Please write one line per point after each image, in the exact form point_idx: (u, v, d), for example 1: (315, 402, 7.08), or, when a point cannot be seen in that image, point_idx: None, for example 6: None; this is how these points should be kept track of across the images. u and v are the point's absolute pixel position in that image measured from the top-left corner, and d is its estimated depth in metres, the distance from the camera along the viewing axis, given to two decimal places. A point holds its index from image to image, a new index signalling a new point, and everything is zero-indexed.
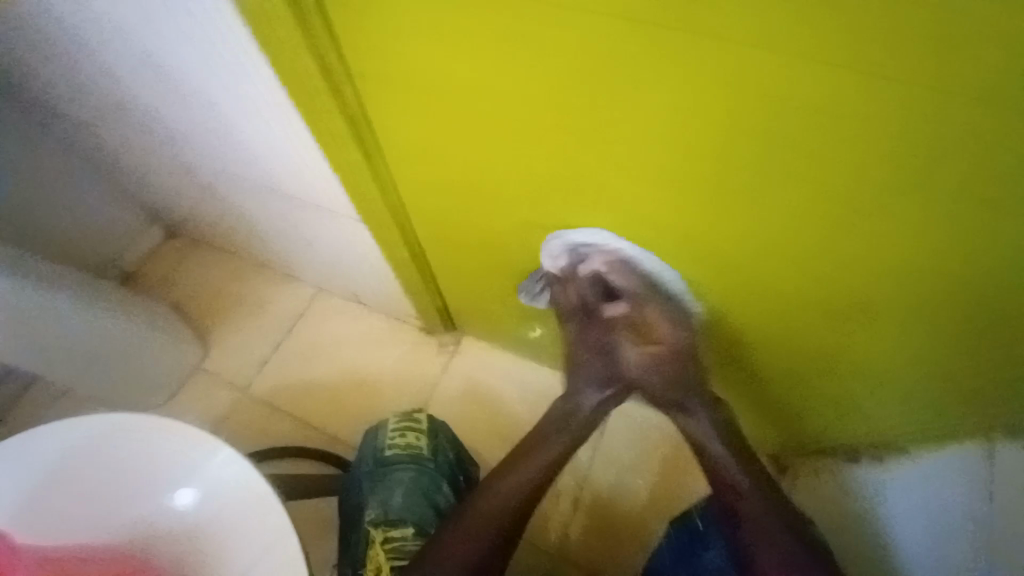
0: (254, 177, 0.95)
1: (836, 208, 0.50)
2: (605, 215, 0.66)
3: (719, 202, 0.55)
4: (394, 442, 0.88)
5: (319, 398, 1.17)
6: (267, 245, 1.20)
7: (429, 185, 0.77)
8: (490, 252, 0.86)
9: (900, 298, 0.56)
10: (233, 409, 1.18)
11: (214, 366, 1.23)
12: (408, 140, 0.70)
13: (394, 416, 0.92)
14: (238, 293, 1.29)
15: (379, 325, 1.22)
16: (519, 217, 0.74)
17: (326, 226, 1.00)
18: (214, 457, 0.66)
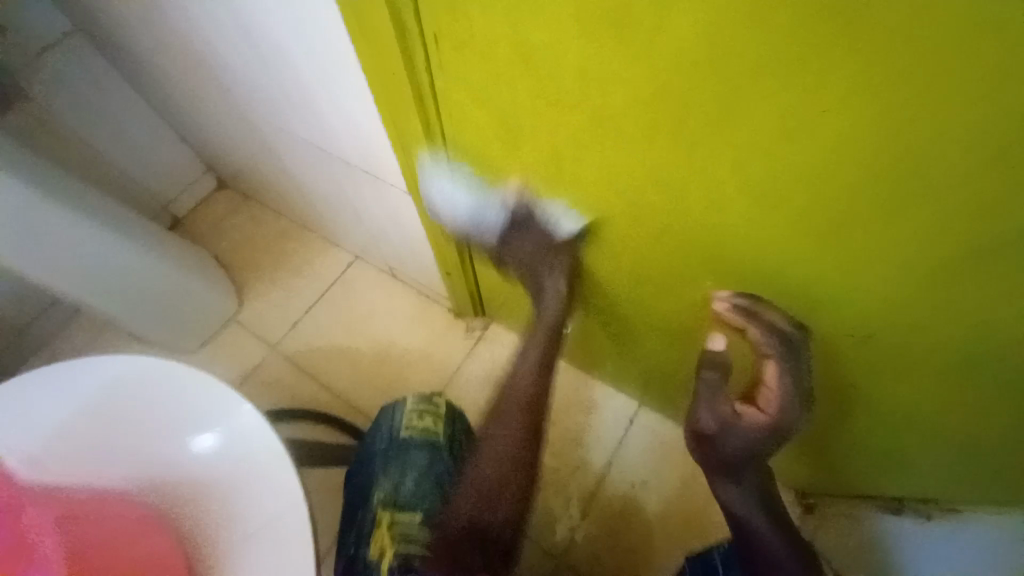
0: (315, 150, 0.95)
1: (835, 223, 0.51)
2: (658, 227, 0.66)
3: (775, 236, 0.57)
4: (411, 424, 0.83)
5: (345, 366, 1.18)
6: (314, 210, 1.20)
7: (489, 174, 0.76)
8: None
9: (900, 309, 0.55)
10: (260, 365, 1.20)
11: (248, 319, 1.25)
12: (479, 124, 0.68)
13: (412, 397, 0.86)
14: (281, 248, 1.31)
15: (411, 299, 1.23)
16: (582, 221, 0.73)
17: (377, 204, 0.99)
18: (233, 416, 0.63)
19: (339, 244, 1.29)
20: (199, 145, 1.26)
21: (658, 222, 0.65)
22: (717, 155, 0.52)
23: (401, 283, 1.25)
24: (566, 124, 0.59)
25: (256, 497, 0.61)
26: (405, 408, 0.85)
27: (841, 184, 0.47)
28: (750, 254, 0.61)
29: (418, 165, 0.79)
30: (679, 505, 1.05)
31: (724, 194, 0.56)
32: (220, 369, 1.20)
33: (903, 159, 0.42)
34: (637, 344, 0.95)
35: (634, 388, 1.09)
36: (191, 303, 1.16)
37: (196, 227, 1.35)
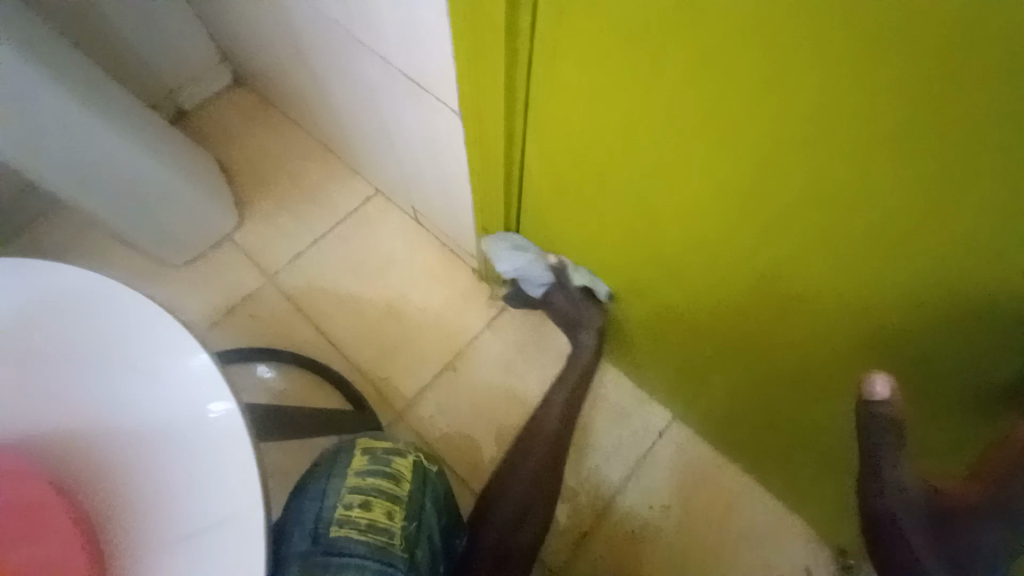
0: (349, 43, 0.75)
1: (839, 196, 0.43)
2: (722, 235, 0.56)
3: (833, 279, 0.50)
4: (350, 515, 0.58)
5: (347, 314, 1.04)
6: (337, 128, 1.04)
7: (569, 121, 0.59)
8: (612, 228, 0.69)
9: (984, 269, 0.40)
10: (253, 295, 1.05)
11: (245, 241, 1.10)
12: (574, 49, 0.51)
13: (363, 461, 0.61)
14: (296, 168, 1.14)
15: (432, 251, 1.07)
16: (669, 197, 0.57)
17: (413, 132, 0.81)
18: (182, 375, 0.49)
19: (361, 173, 1.12)
20: (219, 30, 1.08)
21: (711, 225, 0.56)
22: (779, 180, 0.46)
23: (424, 230, 1.09)
24: (670, 71, 0.45)
25: (207, 486, 0.46)
26: (346, 483, 0.60)
27: (909, 219, 0.41)
28: (802, 295, 0.55)
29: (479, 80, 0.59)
30: (700, 543, 0.90)
31: (778, 231, 0.51)
32: (207, 292, 1.06)
33: (977, 181, 0.36)
34: (654, 353, 0.86)
35: (672, 398, 0.93)
36: (189, 213, 1.01)
37: (204, 126, 1.18)
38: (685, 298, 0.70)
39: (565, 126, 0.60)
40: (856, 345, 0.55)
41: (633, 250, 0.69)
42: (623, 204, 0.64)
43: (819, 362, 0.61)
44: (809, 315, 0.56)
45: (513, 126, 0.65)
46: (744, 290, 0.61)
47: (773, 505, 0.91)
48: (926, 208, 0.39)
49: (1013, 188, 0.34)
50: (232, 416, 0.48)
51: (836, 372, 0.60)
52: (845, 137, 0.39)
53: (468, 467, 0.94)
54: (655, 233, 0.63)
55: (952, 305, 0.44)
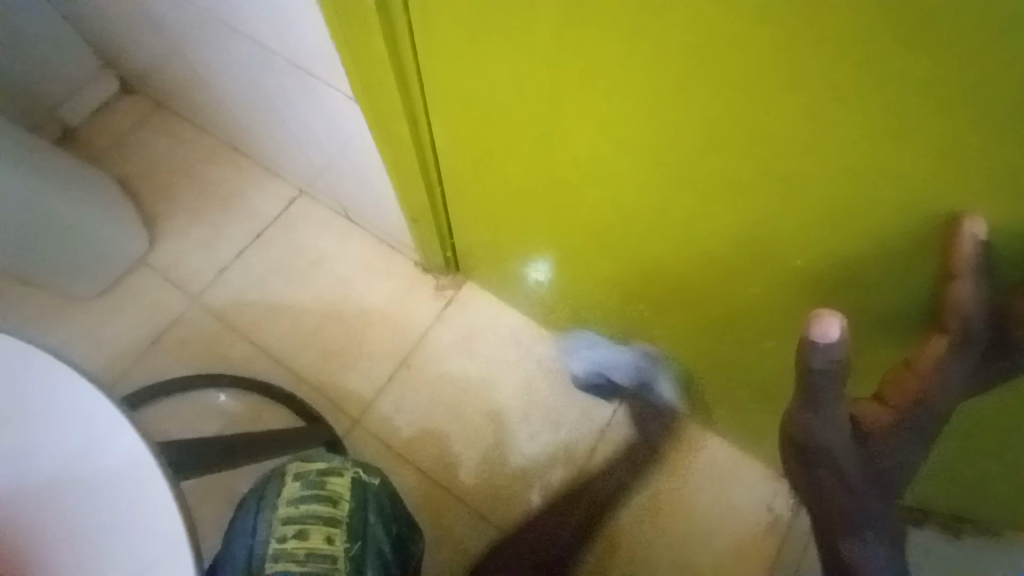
0: (231, 32, 0.69)
1: (754, 136, 0.42)
2: (642, 198, 0.56)
3: (809, 237, 0.48)
4: (286, 548, 0.55)
5: (285, 324, 0.98)
6: (244, 128, 0.97)
7: (471, 95, 0.56)
8: (537, 206, 0.67)
9: (895, 200, 0.41)
10: (179, 318, 0.99)
11: (162, 262, 1.02)
12: (460, 16, 0.49)
13: (294, 488, 0.59)
14: (207, 176, 1.07)
15: (366, 248, 1.03)
16: (584, 164, 0.56)
17: (318, 124, 0.77)
18: (80, 420, 0.44)
19: (280, 174, 1.06)
20: (95, 33, 0.98)
21: (631, 189, 0.55)
22: (754, 137, 0.43)
23: (355, 227, 1.04)
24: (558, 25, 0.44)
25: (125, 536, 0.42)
26: (277, 515, 0.57)
27: (896, 167, 0.39)
28: (722, 246, 0.55)
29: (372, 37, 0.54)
30: (669, 500, 0.91)
31: (693, 183, 0.50)
32: (128, 321, 0.98)
33: (888, 107, 0.36)
34: (603, 322, 0.85)
35: (627, 363, 0.92)
36: (93, 238, 0.92)
37: (96, 141, 1.09)
38: (616, 265, 0.69)
39: (466, 85, 0.56)
40: (780, 287, 0.56)
41: (560, 223, 0.68)
42: (541, 179, 0.62)
43: (744, 309, 0.62)
44: (732, 263, 0.57)
45: (418, 108, 0.63)
46: (669, 249, 0.60)
47: (734, 452, 0.93)
48: (840, 142, 0.39)
49: (922, 109, 0.35)
50: (140, 455, 0.43)
51: (760, 315, 0.62)
52: (831, 81, 0.36)
53: (433, 462, 0.92)
54: (578, 203, 0.62)
55: (864, 240, 0.45)
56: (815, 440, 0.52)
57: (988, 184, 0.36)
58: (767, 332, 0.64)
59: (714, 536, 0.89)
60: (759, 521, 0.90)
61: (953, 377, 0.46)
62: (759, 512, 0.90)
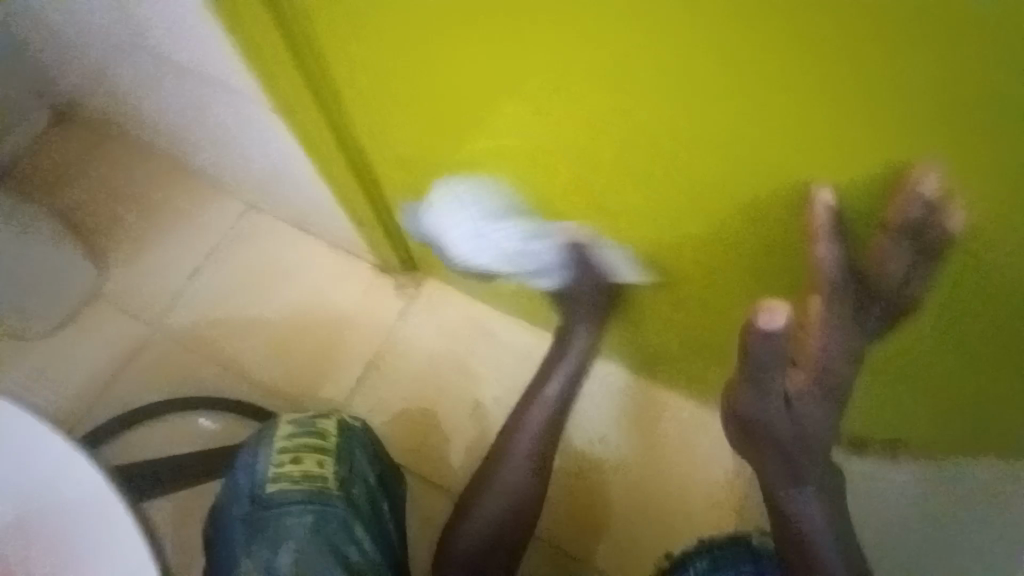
0: (154, 53, 0.70)
1: (628, 99, 0.45)
2: (562, 178, 0.58)
3: (732, 212, 0.51)
4: (282, 471, 0.60)
5: (249, 338, 0.99)
6: (183, 146, 0.96)
7: (384, 88, 0.59)
8: (465, 194, 0.70)
9: (758, 154, 0.44)
10: (140, 345, 0.98)
11: (116, 291, 1.01)
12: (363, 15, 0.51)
13: (288, 423, 0.63)
14: (151, 200, 1.06)
15: (323, 254, 1.03)
16: (505, 149, 0.58)
17: (252, 136, 0.78)
18: (46, 467, 0.48)
19: (227, 190, 1.05)
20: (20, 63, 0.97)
21: (549, 169, 0.58)
22: (647, 124, 0.47)
23: (309, 234, 1.04)
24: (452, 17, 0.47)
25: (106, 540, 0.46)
26: (273, 443, 0.61)
27: (781, 140, 0.42)
28: (624, 210, 0.59)
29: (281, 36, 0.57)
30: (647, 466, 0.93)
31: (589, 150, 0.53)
32: (87, 355, 0.97)
33: (729, 65, 0.38)
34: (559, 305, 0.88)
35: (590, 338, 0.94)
36: None
37: (33, 175, 1.06)
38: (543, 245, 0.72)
39: (377, 81, 0.58)
40: (686, 246, 0.60)
41: (491, 210, 0.70)
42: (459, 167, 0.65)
43: (658, 269, 0.67)
44: (641, 227, 0.60)
45: (334, 108, 0.66)
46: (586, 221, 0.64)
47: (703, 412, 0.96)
48: (703, 99, 0.42)
49: (759, 62, 0.37)
50: (101, 489, 0.47)
51: (671, 272, 0.66)
52: (681, 73, 0.41)
53: (414, 455, 0.94)
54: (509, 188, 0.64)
55: (743, 196, 0.49)
56: (754, 414, 0.57)
57: (857, 143, 0.39)
58: (680, 284, 0.68)
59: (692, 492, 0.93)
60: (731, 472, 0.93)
61: (836, 330, 0.52)
62: None
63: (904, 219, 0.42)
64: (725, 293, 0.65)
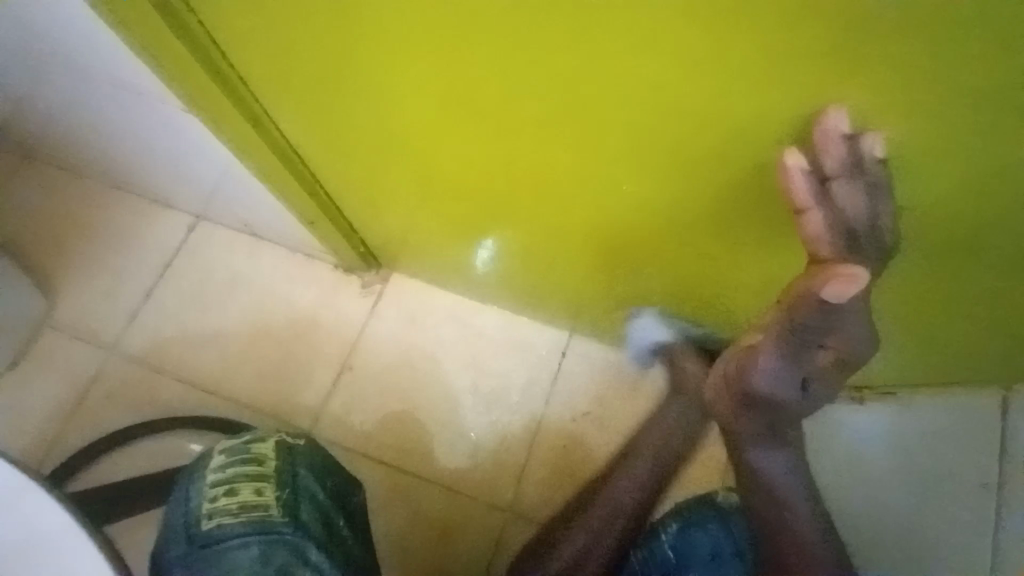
0: (76, 60, 0.68)
1: (555, 66, 0.44)
2: (502, 155, 0.57)
3: (693, 182, 0.50)
4: (218, 506, 0.59)
5: (215, 354, 0.96)
6: (123, 164, 0.93)
7: (310, 76, 0.57)
8: (411, 179, 0.69)
9: (712, 112, 0.43)
10: (101, 372, 0.95)
11: (69, 320, 0.98)
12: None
13: (220, 453, 0.62)
14: (96, 222, 1.02)
15: (282, 260, 1.01)
16: (440, 129, 0.57)
17: (188, 140, 0.76)
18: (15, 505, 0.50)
19: (175, 205, 1.02)
20: None
21: (487, 147, 0.57)
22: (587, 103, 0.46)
23: (266, 242, 1.01)
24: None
25: (71, 552, 0.48)
26: (206, 478, 0.60)
27: (712, 96, 0.41)
28: (575, 185, 0.58)
29: (173, 21, 0.55)
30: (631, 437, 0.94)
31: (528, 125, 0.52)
32: (45, 388, 0.94)
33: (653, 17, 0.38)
34: (527, 286, 0.87)
35: (561, 317, 0.94)
36: None
37: None
38: (494, 226, 0.72)
39: (305, 69, 0.57)
40: (644, 219, 0.59)
41: (441, 193, 0.69)
42: (405, 151, 0.64)
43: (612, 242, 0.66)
44: (592, 203, 0.60)
45: (269, 101, 0.64)
46: (536, 200, 0.63)
47: None
48: (646, 56, 0.41)
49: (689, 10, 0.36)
50: (70, 524, 0.49)
51: (625, 245, 0.65)
52: (585, 41, 0.41)
53: (396, 452, 0.93)
54: (453, 170, 0.63)
55: (693, 160, 0.48)
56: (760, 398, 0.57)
57: (811, 87, 0.38)
58: (650, 261, 0.67)
59: None
60: None
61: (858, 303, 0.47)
62: None
63: (841, 160, 0.41)
64: (693, 263, 0.64)
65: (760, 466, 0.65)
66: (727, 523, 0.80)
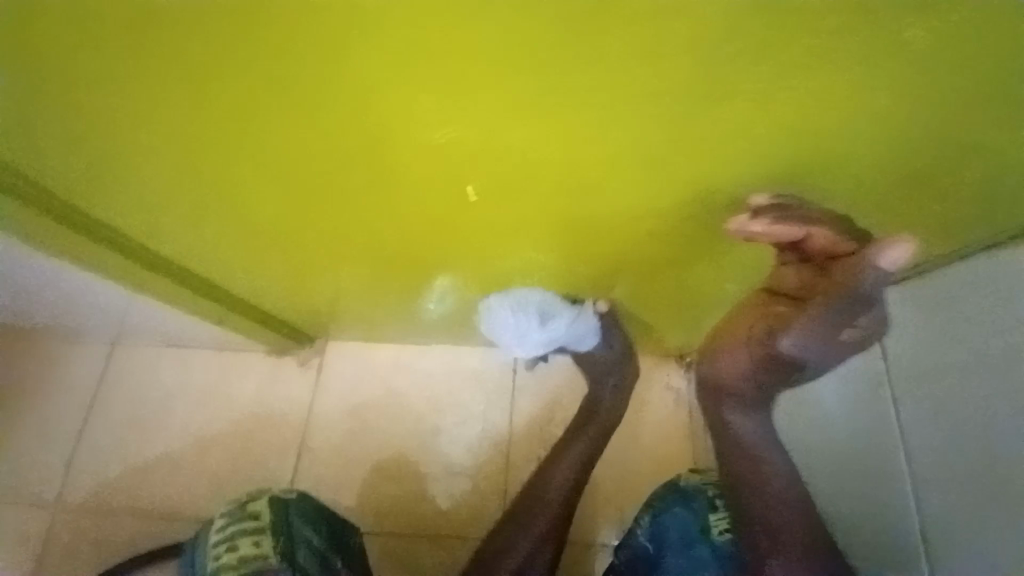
0: None
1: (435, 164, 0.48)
2: (400, 227, 0.61)
3: (613, 227, 0.58)
4: (221, 563, 0.58)
5: (167, 476, 0.94)
6: (20, 315, 0.90)
7: (219, 208, 0.59)
8: (321, 261, 0.71)
9: (641, 136, 0.44)
10: (50, 532, 0.90)
11: (4, 488, 0.93)
12: (177, 166, 0.52)
13: (220, 517, 0.62)
14: (11, 381, 0.99)
15: (213, 363, 1.00)
16: (339, 221, 0.60)
17: (80, 279, 0.75)
18: None
19: (88, 339, 0.99)
20: None
21: (380, 226, 0.61)
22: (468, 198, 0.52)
23: (192, 350, 1.00)
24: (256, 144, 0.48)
25: None
26: (210, 541, 0.60)
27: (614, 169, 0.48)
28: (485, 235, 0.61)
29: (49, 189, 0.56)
30: None
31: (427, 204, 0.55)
32: None
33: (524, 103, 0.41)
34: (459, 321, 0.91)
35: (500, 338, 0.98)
36: None
37: None
38: (407, 279, 0.75)
39: (214, 203, 0.58)
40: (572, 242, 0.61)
41: (350, 265, 0.72)
42: (318, 242, 0.66)
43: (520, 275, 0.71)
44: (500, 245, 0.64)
45: (173, 232, 0.65)
46: (440, 253, 0.67)
47: None
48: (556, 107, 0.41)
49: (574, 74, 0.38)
50: None
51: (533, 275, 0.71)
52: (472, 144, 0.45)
53: (378, 514, 0.93)
54: (356, 248, 0.66)
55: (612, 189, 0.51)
56: (728, 381, 0.65)
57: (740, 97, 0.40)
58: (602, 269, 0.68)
59: (641, 434, 0.99)
60: (663, 401, 1.00)
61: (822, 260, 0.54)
62: (661, 398, 1.01)
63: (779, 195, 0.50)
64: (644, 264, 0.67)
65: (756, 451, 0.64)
66: (692, 498, 0.68)
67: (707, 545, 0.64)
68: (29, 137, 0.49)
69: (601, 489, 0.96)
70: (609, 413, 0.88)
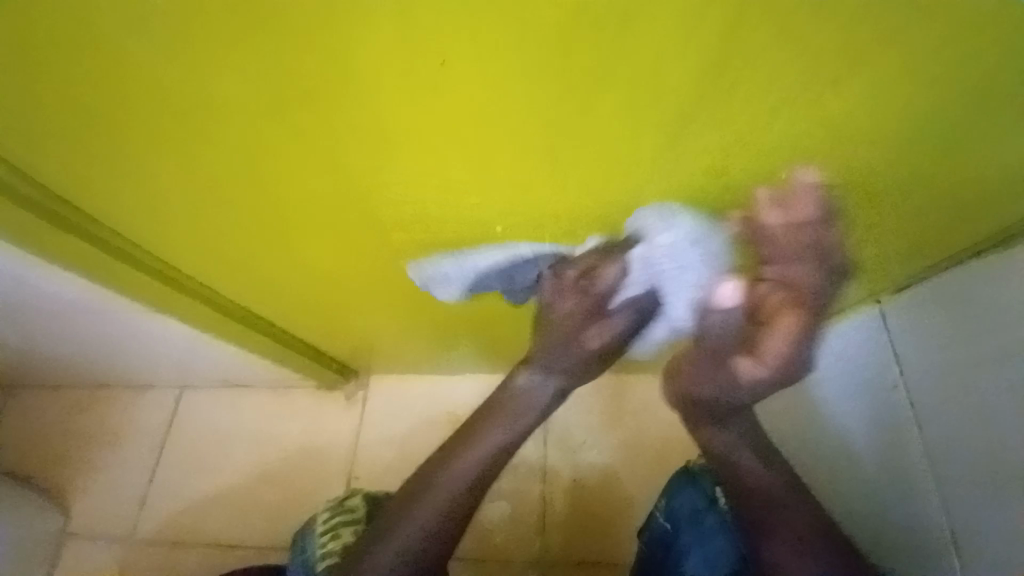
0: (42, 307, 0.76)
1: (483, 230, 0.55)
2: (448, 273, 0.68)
3: None
4: (326, 549, 0.67)
5: (228, 510, 1.00)
6: (99, 366, 0.99)
7: (287, 267, 0.66)
8: (374, 303, 0.78)
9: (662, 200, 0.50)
10: (126, 564, 0.97)
11: (85, 524, 1.01)
12: (257, 241, 0.60)
13: (324, 513, 0.73)
14: (86, 425, 1.08)
15: (266, 402, 1.07)
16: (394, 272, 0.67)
17: (160, 332, 0.83)
18: None
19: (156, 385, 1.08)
20: None
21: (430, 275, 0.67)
22: (499, 241, 0.57)
23: (247, 389, 1.08)
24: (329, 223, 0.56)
25: None
26: (315, 532, 0.70)
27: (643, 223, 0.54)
28: None
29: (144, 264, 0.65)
30: (626, 447, 1.04)
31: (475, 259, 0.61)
32: None
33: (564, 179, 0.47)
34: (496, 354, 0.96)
35: None
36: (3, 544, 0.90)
37: None
38: (451, 316, 0.82)
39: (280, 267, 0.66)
40: None
41: (399, 307, 0.79)
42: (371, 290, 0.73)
43: None
44: None
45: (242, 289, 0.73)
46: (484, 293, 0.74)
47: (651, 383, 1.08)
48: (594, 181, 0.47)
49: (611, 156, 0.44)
50: None
51: None
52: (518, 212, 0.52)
53: None
54: (407, 293, 0.73)
55: None
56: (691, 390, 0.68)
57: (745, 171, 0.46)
58: None
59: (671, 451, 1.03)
60: None
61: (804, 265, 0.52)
62: None
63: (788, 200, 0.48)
64: None
65: (739, 464, 0.66)
66: (697, 478, 0.74)
67: (715, 514, 0.70)
68: (135, 227, 0.57)
69: (636, 506, 1.00)
70: (523, 397, 0.69)
